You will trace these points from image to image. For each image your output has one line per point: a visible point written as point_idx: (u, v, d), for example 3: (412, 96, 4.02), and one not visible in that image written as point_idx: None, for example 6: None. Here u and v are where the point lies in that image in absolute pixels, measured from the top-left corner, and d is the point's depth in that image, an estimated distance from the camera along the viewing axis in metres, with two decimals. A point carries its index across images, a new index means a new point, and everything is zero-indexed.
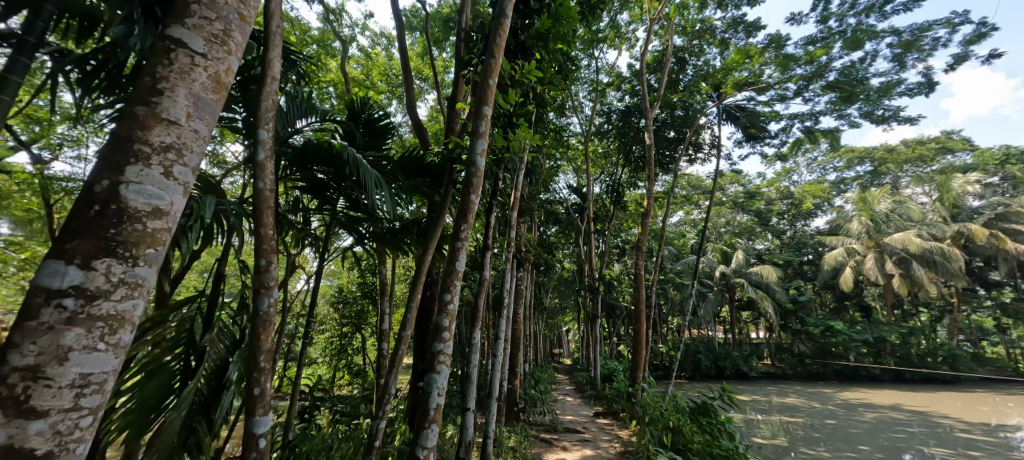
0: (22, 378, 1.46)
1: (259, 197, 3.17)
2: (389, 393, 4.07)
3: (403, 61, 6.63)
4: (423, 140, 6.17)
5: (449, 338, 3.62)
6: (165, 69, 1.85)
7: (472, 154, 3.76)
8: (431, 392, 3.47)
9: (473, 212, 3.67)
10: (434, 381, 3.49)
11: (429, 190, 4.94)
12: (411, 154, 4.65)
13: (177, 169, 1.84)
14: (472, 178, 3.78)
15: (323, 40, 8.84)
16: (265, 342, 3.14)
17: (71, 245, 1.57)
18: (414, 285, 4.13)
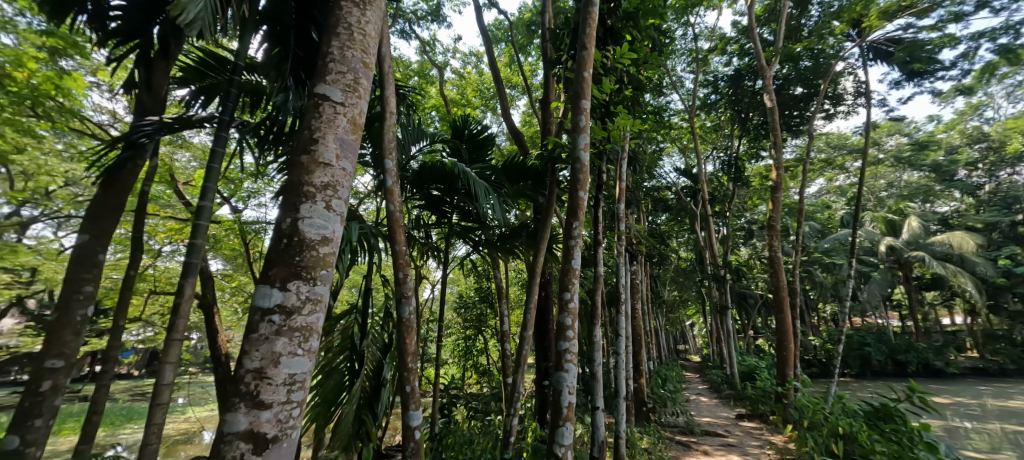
0: (253, 377, 1.94)
1: (391, 218, 3.62)
2: (518, 392, 4.30)
3: (494, 73, 6.94)
4: (521, 145, 6.37)
5: (573, 336, 3.71)
6: (317, 122, 2.29)
7: (575, 151, 3.84)
8: (562, 390, 3.58)
9: (583, 209, 3.75)
10: (563, 380, 3.60)
11: (533, 192, 5.17)
12: (513, 161, 4.92)
13: (335, 202, 2.25)
14: (578, 175, 3.81)
15: (421, 70, 9.65)
16: (409, 345, 3.57)
17: (273, 272, 2.06)
18: (530, 286, 4.34)
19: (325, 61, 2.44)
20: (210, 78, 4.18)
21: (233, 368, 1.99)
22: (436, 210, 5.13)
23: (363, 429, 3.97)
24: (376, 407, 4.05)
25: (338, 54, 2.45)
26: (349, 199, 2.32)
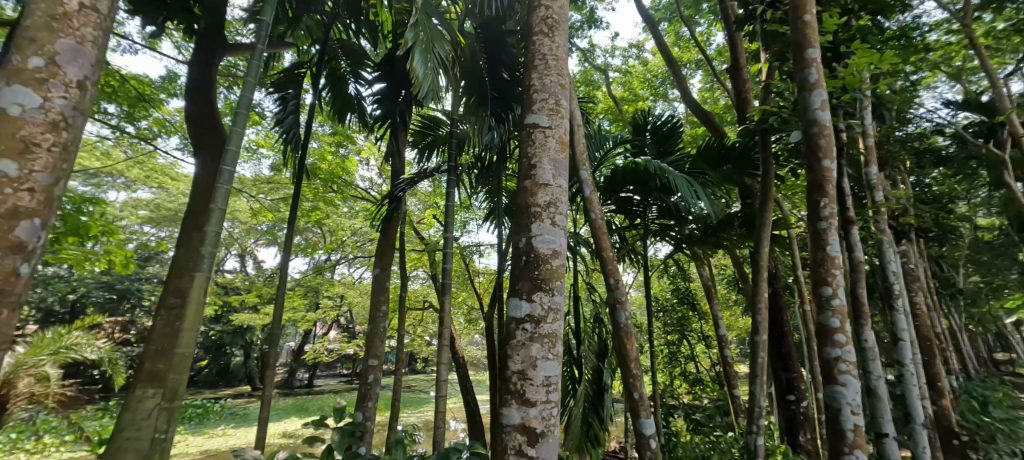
0: (518, 378, 2.20)
1: (595, 225, 3.35)
2: (759, 404, 3.25)
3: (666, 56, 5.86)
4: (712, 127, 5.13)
5: (848, 342, 2.69)
6: (532, 149, 2.51)
7: (809, 112, 2.92)
8: (842, 408, 2.62)
9: (833, 177, 2.82)
10: (840, 396, 2.65)
11: (740, 177, 4.05)
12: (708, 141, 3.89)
13: (558, 217, 2.41)
14: (818, 140, 2.87)
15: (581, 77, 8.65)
16: (631, 351, 3.08)
17: (519, 286, 2.33)
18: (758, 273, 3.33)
19: (529, 94, 2.67)
20: (431, 135, 5.36)
21: (501, 371, 2.29)
22: (629, 214, 4.56)
23: (593, 431, 4.00)
24: (603, 409, 4.03)
25: (539, 84, 2.64)
26: (569, 214, 2.47)
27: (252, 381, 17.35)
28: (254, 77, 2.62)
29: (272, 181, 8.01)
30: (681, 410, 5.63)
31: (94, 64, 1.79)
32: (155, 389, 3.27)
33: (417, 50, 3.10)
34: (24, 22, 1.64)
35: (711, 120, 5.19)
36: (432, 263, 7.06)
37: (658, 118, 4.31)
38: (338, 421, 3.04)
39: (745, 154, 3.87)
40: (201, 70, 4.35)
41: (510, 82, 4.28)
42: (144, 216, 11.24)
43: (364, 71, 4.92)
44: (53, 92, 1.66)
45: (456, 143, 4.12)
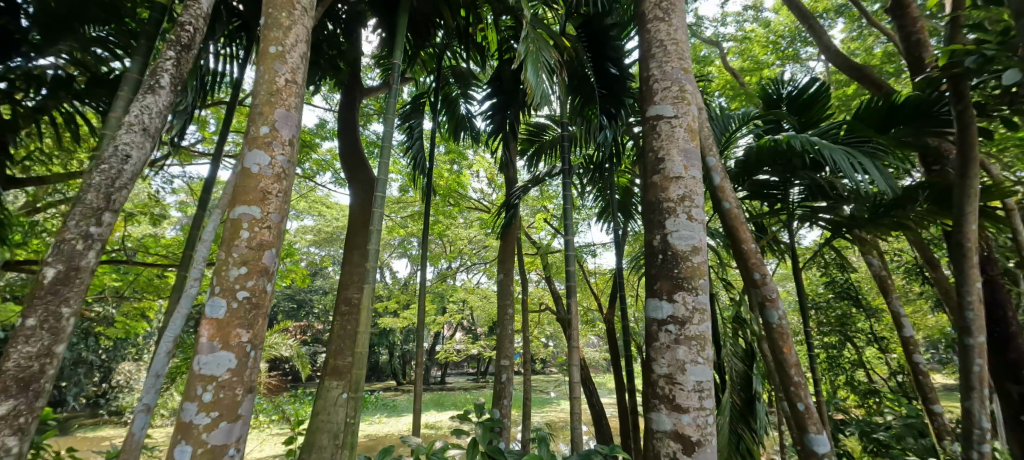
0: (665, 383, 2.04)
1: (728, 218, 2.89)
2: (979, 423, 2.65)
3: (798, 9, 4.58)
4: (873, 85, 3.99)
5: None
6: (658, 142, 2.31)
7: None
8: None
9: None
10: None
11: (915, 138, 3.32)
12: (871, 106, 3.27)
13: (695, 211, 2.19)
14: None
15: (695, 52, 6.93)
16: (790, 355, 2.70)
17: (658, 286, 2.17)
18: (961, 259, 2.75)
19: (648, 83, 2.45)
20: (536, 142, 5.44)
21: (646, 375, 2.14)
22: (766, 201, 3.84)
23: (745, 445, 3.04)
24: (756, 420, 3.08)
25: (658, 73, 2.41)
26: (706, 206, 2.23)
27: (396, 377, 19.17)
28: (393, 113, 2.77)
29: (403, 201, 8.64)
30: (856, 427, 4.62)
31: (299, 123, 2.06)
32: (338, 381, 4.05)
33: (529, 62, 2.91)
34: (255, 102, 1.95)
35: (862, 73, 4.07)
36: (546, 265, 7.05)
37: (794, 85, 3.56)
38: (479, 417, 2.91)
39: (921, 112, 3.19)
40: (348, 112, 4.97)
41: (618, 79, 3.77)
42: (308, 238, 13.12)
43: (474, 92, 5.16)
44: (277, 150, 1.95)
45: (566, 147, 3.37)
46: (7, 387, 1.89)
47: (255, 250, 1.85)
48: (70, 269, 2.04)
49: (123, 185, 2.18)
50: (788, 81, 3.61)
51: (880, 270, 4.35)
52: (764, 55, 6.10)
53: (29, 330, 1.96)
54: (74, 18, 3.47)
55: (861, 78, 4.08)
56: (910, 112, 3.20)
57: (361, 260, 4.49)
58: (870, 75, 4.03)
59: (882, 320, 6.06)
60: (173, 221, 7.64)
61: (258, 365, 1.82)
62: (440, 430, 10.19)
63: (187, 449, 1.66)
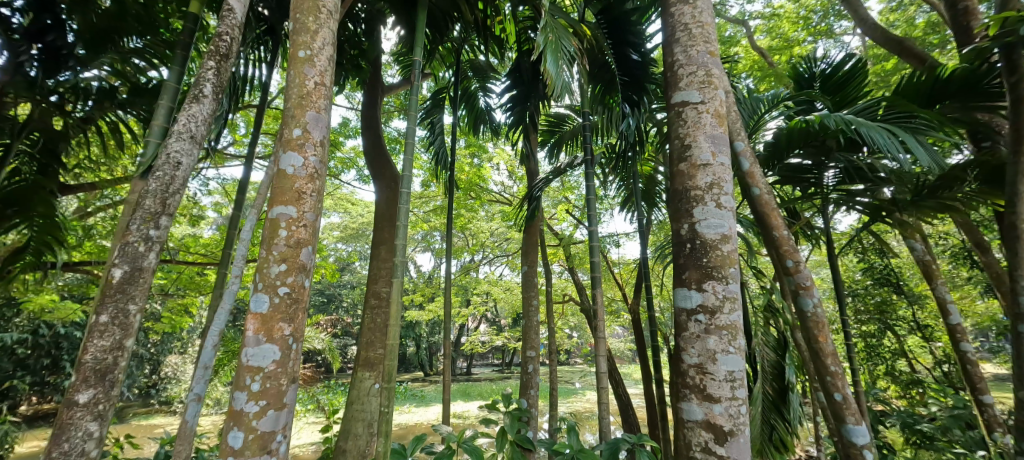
0: (696, 373, 2.03)
1: (759, 204, 2.83)
2: None
3: None
4: (915, 59, 3.82)
5: None
6: (684, 129, 2.28)
7: None
8: None
9: None
10: None
11: (964, 113, 3.18)
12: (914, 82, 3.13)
13: (724, 199, 2.16)
14: None
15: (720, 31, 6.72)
16: (826, 344, 2.64)
17: (686, 275, 2.15)
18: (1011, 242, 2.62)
19: (673, 69, 2.41)
20: (556, 133, 5.41)
21: (675, 365, 2.13)
22: (799, 185, 3.72)
23: (778, 435, 3.01)
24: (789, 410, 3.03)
25: (683, 58, 2.37)
26: (736, 193, 2.19)
27: (423, 368, 19.52)
28: (416, 108, 2.79)
29: (426, 195, 8.73)
30: (896, 418, 4.47)
31: (329, 124, 2.12)
32: (370, 372, 4.15)
33: (548, 52, 2.89)
34: (287, 105, 2.02)
35: (904, 47, 3.90)
36: (569, 256, 7.02)
37: (827, 62, 3.46)
38: (506, 407, 2.96)
39: (971, 84, 3.03)
40: (370, 110, 5.03)
41: (640, 64, 3.70)
42: (336, 234, 13.42)
43: (492, 85, 5.17)
44: (309, 151, 2.01)
45: (588, 136, 3.33)
46: (86, 377, 2.04)
47: (294, 248, 1.92)
48: (134, 269, 2.17)
49: (176, 190, 2.29)
50: (821, 58, 3.51)
51: (925, 255, 4.17)
52: (794, 32, 5.87)
53: (102, 326, 2.09)
54: (115, 31, 3.63)
55: (903, 52, 3.91)
56: (957, 86, 3.06)
57: (388, 255, 4.58)
58: (912, 48, 3.85)
59: (925, 307, 5.82)
60: (210, 221, 7.95)
61: (301, 356, 1.91)
62: (468, 419, 10.37)
63: (239, 435, 1.75)
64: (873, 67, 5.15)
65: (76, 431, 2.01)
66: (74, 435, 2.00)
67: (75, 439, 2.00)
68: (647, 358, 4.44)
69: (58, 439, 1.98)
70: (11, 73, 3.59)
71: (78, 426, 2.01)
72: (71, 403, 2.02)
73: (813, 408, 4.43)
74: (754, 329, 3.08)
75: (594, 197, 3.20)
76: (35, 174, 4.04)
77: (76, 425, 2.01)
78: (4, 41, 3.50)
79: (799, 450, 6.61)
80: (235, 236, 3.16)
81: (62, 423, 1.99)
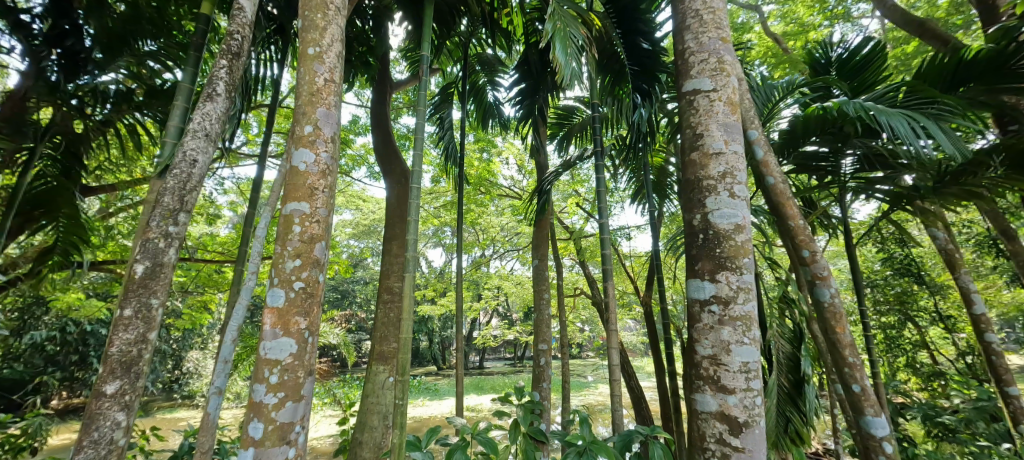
0: (709, 363, 2.02)
1: (773, 194, 2.79)
2: None
3: None
4: (939, 39, 3.72)
5: None
6: (695, 118, 2.26)
7: None
8: None
9: None
10: None
11: (987, 96, 3.09)
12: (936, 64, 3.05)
13: (737, 188, 2.13)
14: None
15: (733, 15, 6.56)
16: (844, 335, 2.61)
17: (699, 266, 2.14)
18: None
19: (684, 57, 2.37)
20: (565, 125, 5.38)
21: (688, 357, 2.12)
22: (815, 174, 3.64)
23: (794, 427, 2.98)
24: (806, 402, 3.00)
25: (694, 45, 2.34)
26: (749, 182, 2.16)
27: (436, 362, 19.68)
28: (425, 103, 2.78)
29: (436, 191, 8.75)
30: (917, 410, 4.39)
31: (339, 120, 2.14)
32: (384, 366, 4.20)
33: (557, 42, 2.87)
34: (298, 102, 2.04)
35: (926, 28, 3.79)
36: (580, 250, 6.99)
37: (844, 47, 3.38)
38: (519, 400, 2.97)
39: (996, 65, 2.96)
40: (379, 107, 5.04)
41: (651, 53, 3.67)
42: (348, 230, 13.52)
43: (500, 78, 5.14)
44: (320, 148, 2.03)
45: (597, 127, 3.30)
46: (113, 369, 2.10)
47: (308, 243, 1.95)
48: (155, 265, 2.22)
49: (193, 188, 2.33)
50: (838, 42, 3.43)
51: (947, 243, 4.07)
52: (810, 16, 5.72)
53: (126, 320, 2.14)
54: (130, 34, 3.69)
55: (925, 34, 3.81)
56: (981, 68, 2.97)
57: (400, 250, 4.61)
58: (934, 29, 3.75)
59: (947, 297, 5.69)
60: (226, 219, 8.07)
61: (317, 349, 1.94)
62: (481, 413, 10.44)
63: (259, 426, 1.79)
64: (893, 50, 5.00)
65: (104, 420, 2.07)
66: (103, 424, 2.07)
67: (104, 428, 2.07)
68: (660, 351, 4.43)
69: (88, 428, 2.05)
70: (33, 78, 3.69)
71: (107, 416, 2.08)
72: (99, 394, 2.08)
73: (830, 400, 4.37)
74: (769, 321, 3.04)
75: (604, 189, 3.18)
76: (57, 175, 4.06)
77: (105, 415, 2.07)
78: (26, 47, 3.62)
79: (815, 442, 6.55)
80: (250, 234, 3.20)
81: (92, 412, 2.06)
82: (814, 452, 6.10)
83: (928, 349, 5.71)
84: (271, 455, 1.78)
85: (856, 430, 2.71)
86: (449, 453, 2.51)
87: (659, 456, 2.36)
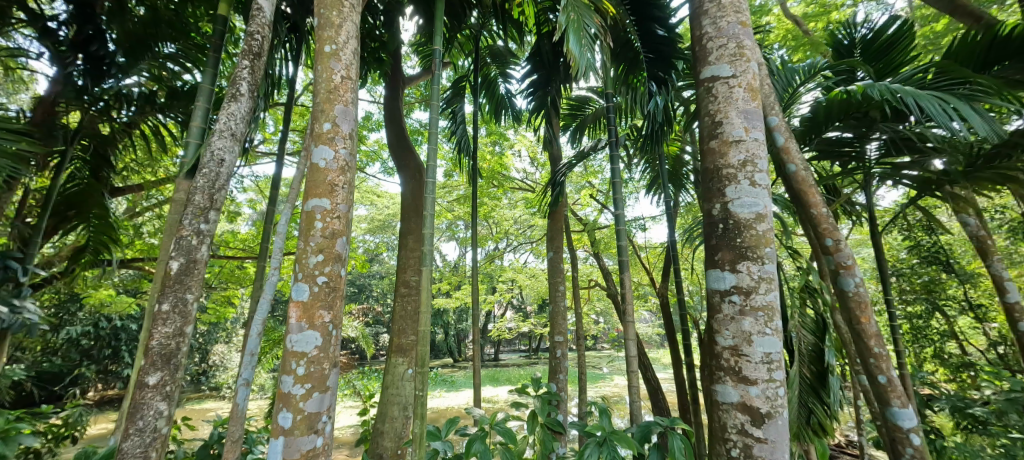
0: (731, 354, 2.00)
1: (795, 182, 2.75)
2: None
3: None
4: (971, 15, 3.54)
5: None
6: (714, 105, 2.22)
7: None
8: None
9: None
10: None
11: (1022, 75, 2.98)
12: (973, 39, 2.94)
13: (758, 176, 2.09)
14: None
15: None
16: (869, 325, 2.56)
17: (719, 256, 2.11)
18: None
19: (702, 43, 2.33)
20: (578, 116, 5.35)
21: (709, 347, 2.10)
22: (839, 160, 3.54)
23: (817, 419, 2.94)
24: (829, 394, 2.94)
25: (712, 31, 2.29)
26: (771, 170, 2.12)
27: (453, 355, 19.91)
28: (438, 98, 2.77)
29: (449, 185, 8.80)
30: (947, 402, 4.29)
31: (357, 117, 2.16)
32: (403, 358, 4.26)
33: (570, 32, 2.84)
34: (316, 100, 2.06)
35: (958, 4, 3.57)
36: (595, 242, 6.93)
37: (869, 27, 3.28)
38: (538, 391, 2.97)
39: None
40: (392, 102, 5.05)
41: (666, 41, 3.59)
42: (363, 226, 13.64)
43: (512, 70, 5.10)
44: (339, 145, 2.05)
45: (612, 117, 3.26)
46: (153, 361, 2.17)
47: (329, 238, 1.98)
48: (189, 261, 2.28)
49: (221, 186, 2.38)
50: (862, 22, 3.34)
51: (979, 230, 3.93)
52: None
53: (164, 314, 2.21)
54: (150, 38, 3.79)
55: (957, 11, 3.59)
56: (1016, 45, 2.87)
57: (416, 244, 4.64)
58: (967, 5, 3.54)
59: (978, 286, 5.51)
60: (245, 217, 8.24)
61: (341, 341, 1.98)
62: (498, 404, 10.54)
63: (288, 416, 1.84)
64: (921, 29, 4.79)
65: (148, 410, 2.15)
66: (147, 413, 2.14)
67: (147, 417, 2.14)
68: (678, 343, 4.39)
69: (133, 416, 2.12)
70: (63, 83, 3.84)
71: (149, 405, 2.15)
72: (142, 385, 2.15)
73: (855, 391, 4.28)
74: (791, 311, 3.00)
75: (619, 181, 3.14)
76: (88, 177, 4.21)
77: (148, 404, 2.15)
78: (53, 53, 3.76)
79: (838, 434, 6.47)
80: (271, 230, 3.23)
81: (136, 402, 2.13)
82: (838, 443, 6.02)
83: (958, 339, 5.56)
84: (300, 444, 1.83)
85: (883, 422, 2.66)
86: (469, 443, 2.53)
87: (680, 447, 2.34)
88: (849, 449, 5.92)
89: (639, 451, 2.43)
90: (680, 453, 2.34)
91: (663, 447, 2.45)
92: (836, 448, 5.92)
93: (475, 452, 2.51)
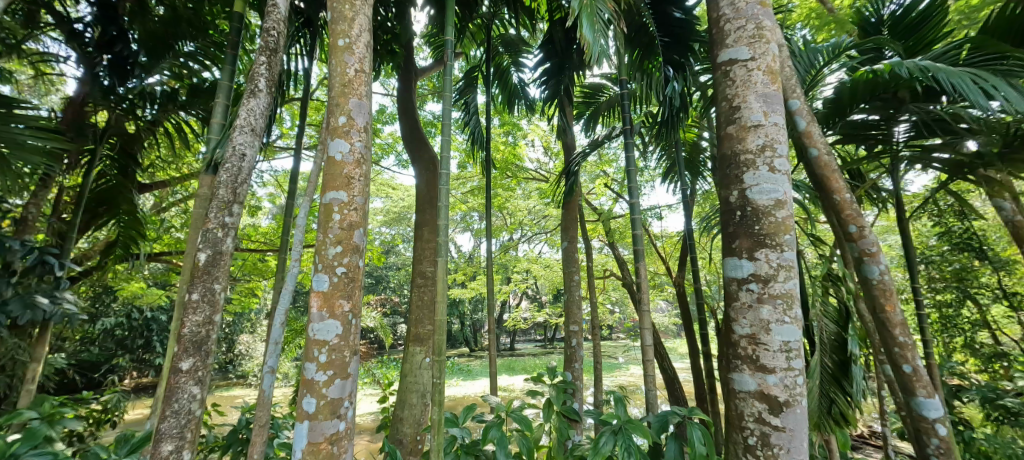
0: (748, 342, 1.99)
1: (816, 166, 2.69)
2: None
3: None
4: None
5: None
6: (731, 89, 2.19)
7: None
8: None
9: None
10: None
11: None
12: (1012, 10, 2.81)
13: (777, 162, 2.06)
14: None
15: None
16: (894, 314, 2.51)
17: (736, 244, 2.09)
18: None
19: (720, 26, 2.28)
20: (591, 104, 5.30)
21: (726, 336, 2.10)
22: (864, 143, 3.46)
23: (838, 409, 2.90)
24: (851, 383, 2.90)
25: (730, 12, 2.25)
26: (791, 155, 2.09)
27: (470, 344, 20.21)
28: (450, 89, 2.75)
29: (464, 175, 8.84)
30: (975, 393, 4.17)
31: (371, 110, 2.18)
32: (421, 347, 4.34)
33: (584, 17, 2.79)
34: (331, 95, 2.10)
35: None
36: (609, 231, 6.89)
37: (898, 3, 3.19)
38: (553, 379, 2.98)
39: None
40: (405, 95, 5.11)
41: (683, 23, 3.55)
42: (379, 218, 13.82)
43: (524, 59, 5.08)
44: (354, 138, 2.08)
45: (626, 104, 3.20)
46: (186, 347, 2.26)
47: (347, 230, 2.03)
48: (216, 253, 2.35)
49: (244, 180, 2.44)
50: None
51: (1015, 215, 3.79)
52: None
53: (195, 303, 2.29)
54: (170, 37, 3.90)
55: None
56: None
57: (430, 236, 4.69)
58: None
59: (1013, 273, 5.29)
60: (266, 211, 8.41)
61: (361, 330, 2.03)
62: (514, 392, 10.71)
63: (312, 401, 1.90)
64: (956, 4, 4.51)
65: (182, 393, 2.24)
66: (182, 396, 2.23)
67: (183, 399, 2.23)
68: (695, 333, 4.36)
69: (169, 399, 2.22)
70: (89, 84, 3.93)
71: (184, 389, 2.24)
72: (176, 370, 2.24)
73: (879, 382, 4.19)
74: (812, 300, 2.94)
75: (634, 170, 3.11)
76: (117, 174, 4.32)
77: (183, 388, 2.24)
78: (80, 54, 3.87)
79: (861, 424, 6.37)
80: (290, 223, 3.27)
81: (171, 387, 2.22)
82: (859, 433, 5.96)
83: (989, 329, 5.41)
84: (324, 428, 1.90)
85: (907, 412, 2.62)
86: (485, 431, 2.57)
87: (698, 437, 2.34)
88: (870, 440, 5.86)
89: (654, 439, 2.44)
90: (696, 442, 2.33)
91: (680, 436, 2.45)
92: (858, 438, 5.85)
93: (491, 439, 2.56)
